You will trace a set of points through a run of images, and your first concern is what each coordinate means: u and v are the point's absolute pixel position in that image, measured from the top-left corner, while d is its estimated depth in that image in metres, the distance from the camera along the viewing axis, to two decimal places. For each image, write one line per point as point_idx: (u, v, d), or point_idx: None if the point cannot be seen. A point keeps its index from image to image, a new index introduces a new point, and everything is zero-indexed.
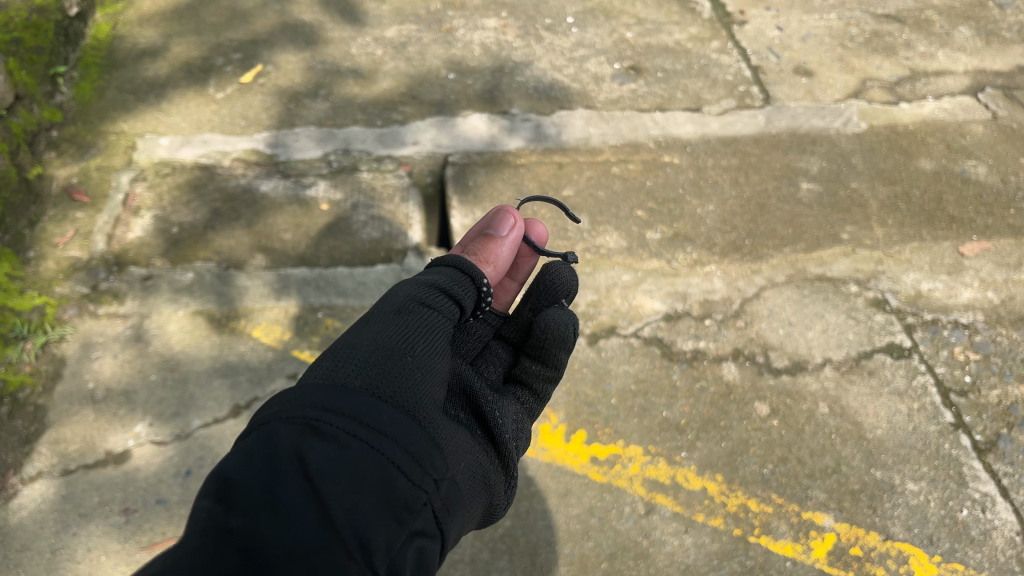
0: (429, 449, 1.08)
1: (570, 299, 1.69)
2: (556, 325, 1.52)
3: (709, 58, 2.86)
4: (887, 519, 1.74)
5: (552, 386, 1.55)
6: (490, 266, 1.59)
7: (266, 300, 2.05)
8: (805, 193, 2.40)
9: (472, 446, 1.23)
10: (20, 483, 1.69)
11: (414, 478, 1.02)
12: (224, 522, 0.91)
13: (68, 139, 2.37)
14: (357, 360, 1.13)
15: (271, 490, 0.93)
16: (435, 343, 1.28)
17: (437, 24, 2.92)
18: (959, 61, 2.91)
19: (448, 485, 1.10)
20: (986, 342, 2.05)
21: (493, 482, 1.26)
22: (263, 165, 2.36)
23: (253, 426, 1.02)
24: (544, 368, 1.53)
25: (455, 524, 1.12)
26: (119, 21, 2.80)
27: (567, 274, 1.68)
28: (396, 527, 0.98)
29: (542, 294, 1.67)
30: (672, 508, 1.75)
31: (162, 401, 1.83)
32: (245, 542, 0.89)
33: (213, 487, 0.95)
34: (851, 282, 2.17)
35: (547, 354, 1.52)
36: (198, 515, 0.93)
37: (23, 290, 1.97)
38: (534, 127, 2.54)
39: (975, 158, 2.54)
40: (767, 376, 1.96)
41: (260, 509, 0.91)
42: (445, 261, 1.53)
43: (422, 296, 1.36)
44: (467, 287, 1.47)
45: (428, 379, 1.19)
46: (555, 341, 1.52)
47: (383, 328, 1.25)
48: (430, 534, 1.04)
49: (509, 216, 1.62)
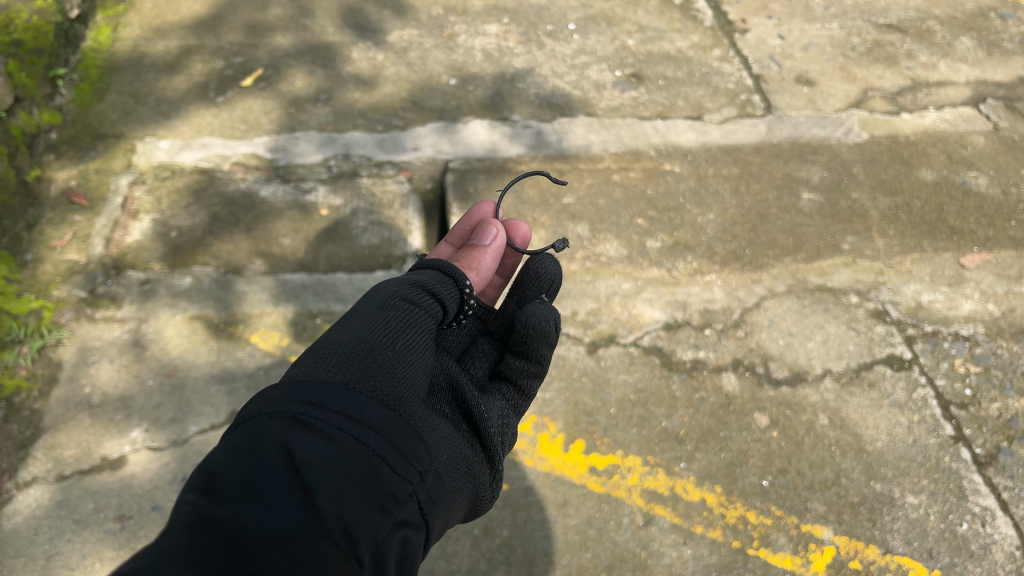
0: (414, 442, 1.07)
1: (554, 291, 1.69)
2: (537, 320, 1.47)
3: (711, 66, 2.85)
4: (887, 532, 1.73)
5: (538, 381, 1.52)
6: (473, 272, 1.60)
7: (265, 306, 2.04)
8: (807, 203, 2.39)
9: (455, 439, 1.23)
10: (14, 488, 1.68)
11: (399, 470, 1.02)
12: (207, 514, 0.89)
13: (67, 142, 2.36)
14: (339, 356, 1.13)
15: (256, 480, 0.92)
16: (416, 339, 1.29)
17: (439, 30, 2.91)
18: (961, 71, 2.90)
19: (433, 478, 1.10)
20: (987, 354, 2.04)
21: (478, 475, 1.26)
22: (263, 170, 2.35)
23: (237, 422, 1.01)
24: (528, 363, 1.50)
25: (440, 516, 1.11)
26: (120, 24, 2.79)
27: (550, 264, 1.69)
28: (380, 517, 0.97)
29: (528, 284, 1.67)
30: (670, 519, 1.74)
31: (159, 407, 1.82)
32: (229, 533, 0.87)
33: (198, 480, 0.92)
34: (852, 293, 2.17)
35: (530, 349, 1.48)
36: (181, 509, 0.90)
37: (20, 294, 1.97)
38: (535, 134, 2.53)
39: (976, 169, 2.53)
40: (767, 388, 1.95)
41: (245, 499, 0.90)
42: (427, 263, 1.53)
43: (406, 293, 1.36)
44: (450, 288, 1.47)
45: (410, 374, 1.20)
46: (538, 337, 1.47)
47: (366, 324, 1.25)
48: (415, 525, 1.03)
49: (491, 227, 1.64)
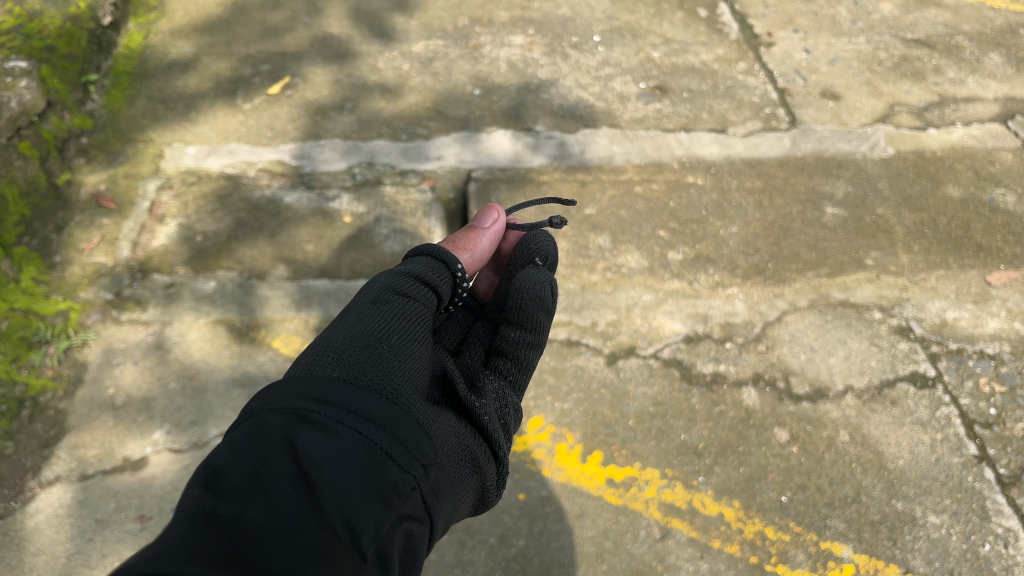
0: (417, 434, 1.06)
1: (548, 263, 1.72)
2: (532, 286, 1.55)
3: (736, 79, 2.85)
4: (908, 551, 1.72)
5: (536, 352, 1.53)
6: (467, 253, 1.64)
7: (287, 311, 2.06)
8: (830, 217, 2.37)
9: (457, 429, 1.21)
10: (37, 487, 1.71)
11: (402, 463, 1.00)
12: (211, 509, 0.87)
13: (97, 146, 2.39)
14: (337, 350, 1.12)
15: (259, 475, 0.90)
16: (414, 332, 1.28)
17: (464, 40, 2.93)
18: (990, 88, 2.88)
19: (437, 471, 1.08)
20: (1012, 373, 2.01)
21: (483, 466, 1.23)
22: (288, 177, 2.37)
23: (239, 418, 1.00)
24: (524, 333, 1.52)
25: (443, 509, 1.09)
26: (152, 31, 2.82)
27: (545, 240, 1.74)
28: (384, 510, 0.95)
29: (518, 257, 1.72)
30: (687, 533, 1.73)
31: (181, 409, 1.84)
32: (233, 526, 0.85)
33: (201, 476, 0.91)
34: (875, 309, 2.15)
35: (525, 315, 1.53)
36: (185, 505, 0.88)
37: (48, 295, 2.00)
38: (558, 144, 2.54)
39: (1003, 186, 2.51)
40: (787, 403, 1.94)
41: (249, 492, 0.88)
42: (420, 250, 1.54)
43: (399, 286, 1.36)
44: (443, 275, 1.47)
45: (409, 366, 1.18)
46: (532, 300, 1.54)
47: (360, 318, 1.24)
48: (419, 518, 1.01)
49: (493, 211, 1.71)
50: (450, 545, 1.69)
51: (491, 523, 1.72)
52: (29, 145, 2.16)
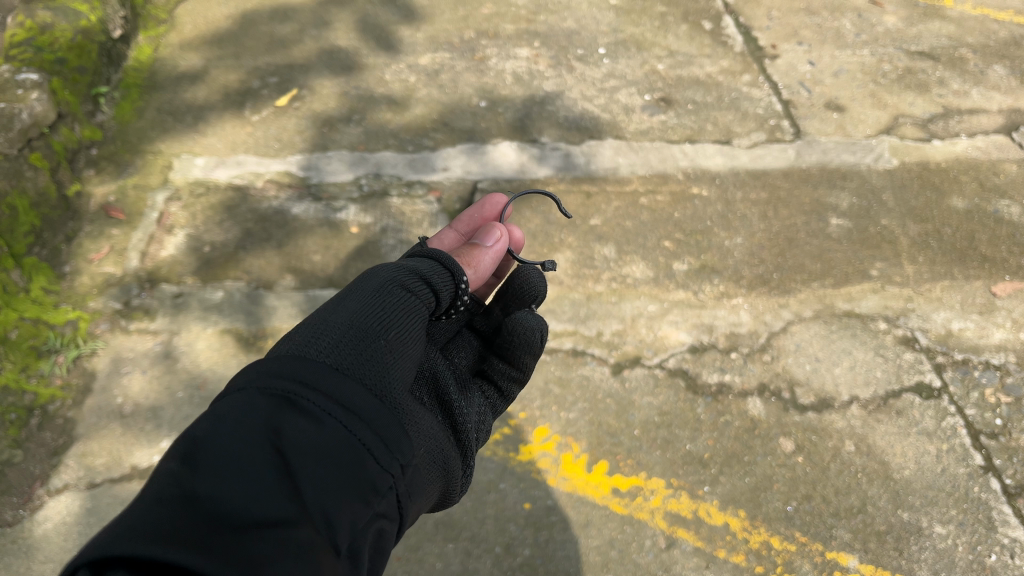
0: (399, 433, 1.06)
1: (537, 303, 1.69)
2: (523, 329, 1.51)
3: (740, 91, 2.86)
4: (914, 561, 1.72)
5: (518, 387, 1.56)
6: (472, 270, 1.63)
7: (294, 321, 2.07)
8: (835, 228, 2.38)
9: (434, 432, 1.22)
10: (46, 495, 1.72)
11: (382, 461, 1.01)
12: (189, 489, 0.85)
13: (107, 158, 2.42)
14: (331, 340, 1.11)
15: (241, 457, 0.90)
16: (407, 330, 1.28)
17: (471, 52, 2.95)
18: (994, 99, 2.89)
19: (413, 472, 1.09)
20: (1018, 384, 2.01)
21: (452, 470, 1.25)
22: (296, 188, 2.39)
23: (223, 395, 0.99)
24: (510, 368, 1.54)
25: (413, 508, 1.10)
26: (161, 44, 2.85)
27: (536, 277, 1.69)
28: (360, 507, 0.96)
29: (512, 297, 1.69)
30: (693, 543, 1.74)
31: (188, 418, 1.85)
32: (213, 509, 0.84)
33: (180, 450, 0.90)
34: (880, 320, 2.15)
35: (513, 356, 1.53)
36: (162, 479, 0.87)
37: (58, 305, 2.02)
38: (564, 156, 2.56)
39: (1008, 197, 2.51)
40: (792, 413, 1.94)
41: (229, 473, 0.87)
42: (427, 253, 1.52)
43: (402, 281, 1.35)
44: (446, 280, 1.45)
45: (398, 365, 1.18)
46: (521, 346, 1.51)
47: (357, 307, 1.23)
48: (391, 517, 1.03)
49: (495, 229, 1.70)
50: (456, 555, 1.70)
51: (497, 533, 1.73)
52: (39, 156, 2.18)
